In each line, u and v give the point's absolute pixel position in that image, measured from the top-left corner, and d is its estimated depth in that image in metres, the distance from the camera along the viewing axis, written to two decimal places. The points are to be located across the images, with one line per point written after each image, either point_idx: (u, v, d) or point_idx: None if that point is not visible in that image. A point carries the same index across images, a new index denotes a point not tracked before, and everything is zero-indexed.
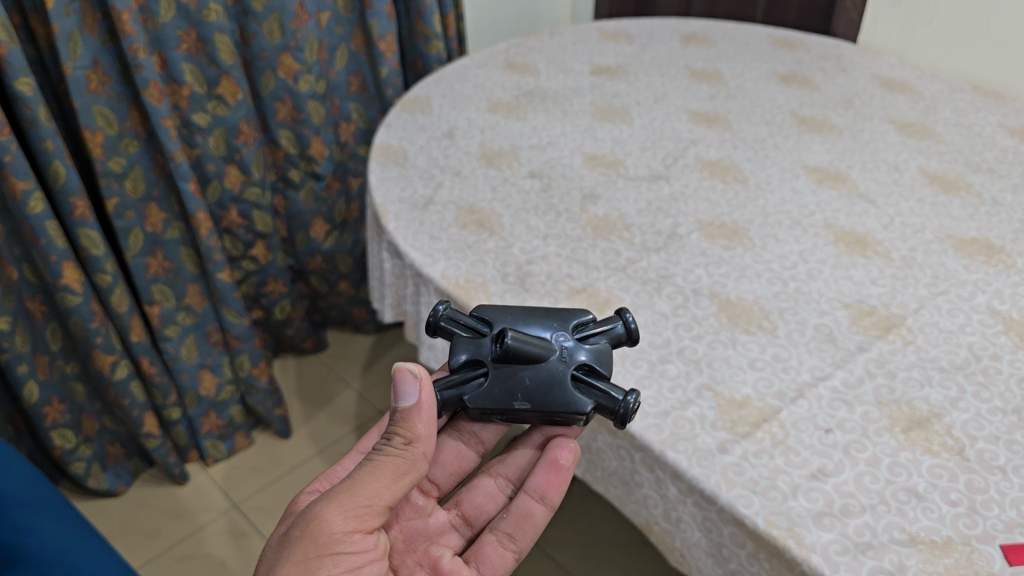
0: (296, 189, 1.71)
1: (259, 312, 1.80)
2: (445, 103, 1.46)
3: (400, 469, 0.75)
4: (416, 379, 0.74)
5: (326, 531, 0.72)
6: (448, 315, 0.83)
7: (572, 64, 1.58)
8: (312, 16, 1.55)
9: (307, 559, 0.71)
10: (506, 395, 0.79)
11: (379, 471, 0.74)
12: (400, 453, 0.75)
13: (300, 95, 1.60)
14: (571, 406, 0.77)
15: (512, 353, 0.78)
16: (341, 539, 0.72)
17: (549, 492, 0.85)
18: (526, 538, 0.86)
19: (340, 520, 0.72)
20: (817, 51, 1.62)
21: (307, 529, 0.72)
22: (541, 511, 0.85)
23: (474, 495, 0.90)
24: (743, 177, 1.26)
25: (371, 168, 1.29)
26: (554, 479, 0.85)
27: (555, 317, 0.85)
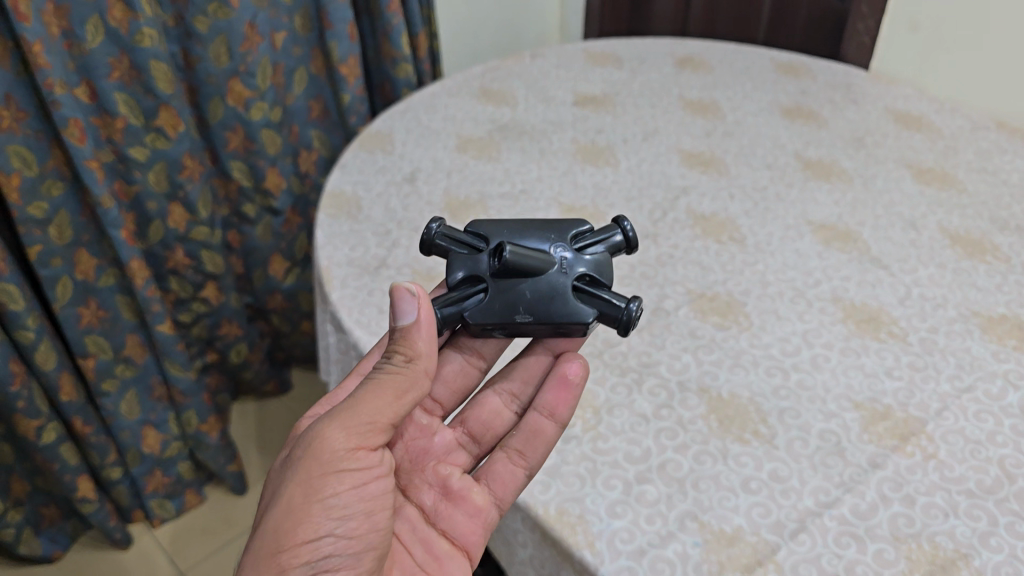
0: (252, 224, 1.58)
1: (213, 355, 1.67)
2: (410, 139, 1.31)
3: (402, 385, 0.70)
4: (414, 295, 0.70)
5: (327, 452, 0.68)
6: (441, 232, 0.81)
7: (554, 92, 1.42)
8: (264, 37, 1.41)
9: (311, 480, 0.68)
10: (507, 308, 0.78)
11: (380, 388, 0.69)
12: (401, 368, 0.70)
13: (253, 123, 1.46)
14: (573, 317, 0.77)
15: (513, 266, 0.76)
16: (343, 460, 0.68)
17: (559, 409, 0.81)
18: (538, 457, 0.80)
19: (342, 438, 0.68)
20: (824, 78, 1.46)
21: (307, 451, 0.68)
22: (552, 425, 0.81)
23: (480, 413, 0.85)
24: (740, 236, 1.11)
25: (321, 219, 1.15)
26: (565, 395, 0.81)
27: (552, 229, 0.83)
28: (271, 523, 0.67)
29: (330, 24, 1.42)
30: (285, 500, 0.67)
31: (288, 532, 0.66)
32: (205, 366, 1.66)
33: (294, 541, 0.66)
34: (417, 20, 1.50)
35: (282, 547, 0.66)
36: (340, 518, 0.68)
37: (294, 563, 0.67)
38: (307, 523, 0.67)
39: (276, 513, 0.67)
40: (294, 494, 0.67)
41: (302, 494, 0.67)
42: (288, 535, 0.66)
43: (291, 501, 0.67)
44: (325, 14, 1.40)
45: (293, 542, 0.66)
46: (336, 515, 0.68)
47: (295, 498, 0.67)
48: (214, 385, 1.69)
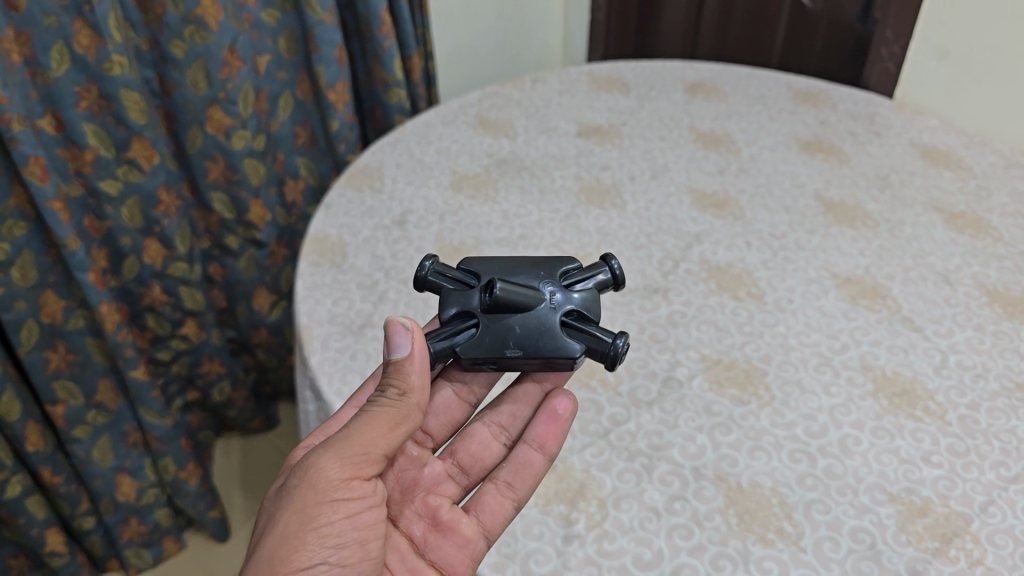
0: (234, 257, 1.48)
1: (194, 393, 1.58)
2: (400, 175, 1.22)
3: (396, 418, 0.69)
4: (408, 329, 0.69)
5: (321, 481, 0.66)
6: (434, 268, 0.79)
7: (556, 122, 1.33)
8: (246, 61, 1.31)
9: (305, 509, 0.65)
10: (497, 342, 0.75)
11: (374, 420, 0.68)
12: (395, 402, 0.69)
13: (234, 153, 1.37)
14: (561, 352, 0.74)
15: (501, 302, 0.75)
16: (336, 490, 0.66)
17: (548, 442, 0.78)
18: (526, 489, 0.77)
19: (337, 468, 0.66)
20: (845, 107, 1.36)
21: (302, 480, 0.66)
22: (541, 459, 0.78)
23: (470, 444, 0.82)
24: (758, 291, 1.02)
25: (302, 268, 1.06)
26: (553, 429, 0.78)
27: (541, 266, 0.81)
28: (264, 551, 0.64)
29: (317, 47, 1.32)
30: (279, 528, 0.65)
31: (281, 561, 0.64)
32: (186, 405, 1.57)
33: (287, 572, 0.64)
34: (411, 42, 1.41)
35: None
36: (334, 548, 0.66)
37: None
38: (300, 553, 0.64)
39: (269, 541, 0.65)
40: (288, 522, 0.65)
41: (297, 522, 0.65)
42: (281, 564, 0.64)
43: (285, 529, 0.65)
44: (312, 37, 1.31)
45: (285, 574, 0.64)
46: (330, 545, 0.66)
47: (289, 527, 0.65)
48: (195, 424, 1.61)
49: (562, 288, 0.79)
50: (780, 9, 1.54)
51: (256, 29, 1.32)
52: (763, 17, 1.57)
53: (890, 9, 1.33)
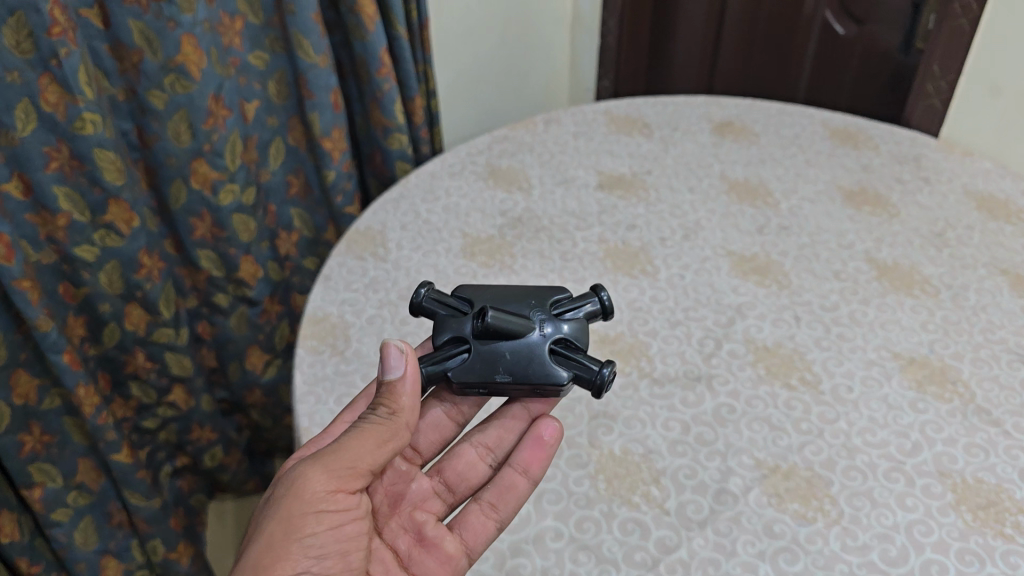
0: (224, 315, 1.36)
1: (184, 459, 1.46)
2: (405, 237, 1.11)
3: (384, 437, 0.68)
4: (405, 353, 0.68)
5: (307, 493, 0.65)
6: (429, 293, 0.77)
7: (574, 172, 1.21)
8: (233, 109, 1.19)
9: (290, 520, 0.64)
10: (488, 367, 0.74)
11: (363, 434, 0.67)
12: (385, 419, 0.68)
13: (222, 209, 1.25)
14: (550, 378, 0.73)
15: (494, 329, 0.73)
16: (322, 503, 0.65)
17: (533, 466, 0.76)
18: (510, 512, 0.76)
19: (324, 480, 0.65)
20: (888, 148, 1.25)
21: (289, 490, 0.65)
22: (525, 481, 0.76)
23: (460, 461, 0.79)
24: (814, 378, 0.91)
25: (300, 358, 0.94)
26: (537, 453, 0.76)
27: (532, 294, 0.80)
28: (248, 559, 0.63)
29: (310, 93, 1.20)
30: (264, 535, 0.64)
31: (265, 567, 0.63)
32: (174, 474, 1.45)
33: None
34: (412, 83, 1.29)
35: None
36: (316, 558, 0.65)
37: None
38: (283, 562, 0.63)
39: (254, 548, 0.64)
40: (272, 530, 0.64)
41: (282, 532, 0.64)
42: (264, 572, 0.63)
43: (270, 536, 0.63)
44: (304, 82, 1.19)
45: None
46: (313, 555, 0.64)
47: (273, 535, 0.64)
48: (186, 489, 1.48)
49: (552, 317, 0.77)
50: (808, 35, 1.45)
51: (243, 73, 1.20)
52: (790, 42, 1.49)
53: (937, 42, 1.21)
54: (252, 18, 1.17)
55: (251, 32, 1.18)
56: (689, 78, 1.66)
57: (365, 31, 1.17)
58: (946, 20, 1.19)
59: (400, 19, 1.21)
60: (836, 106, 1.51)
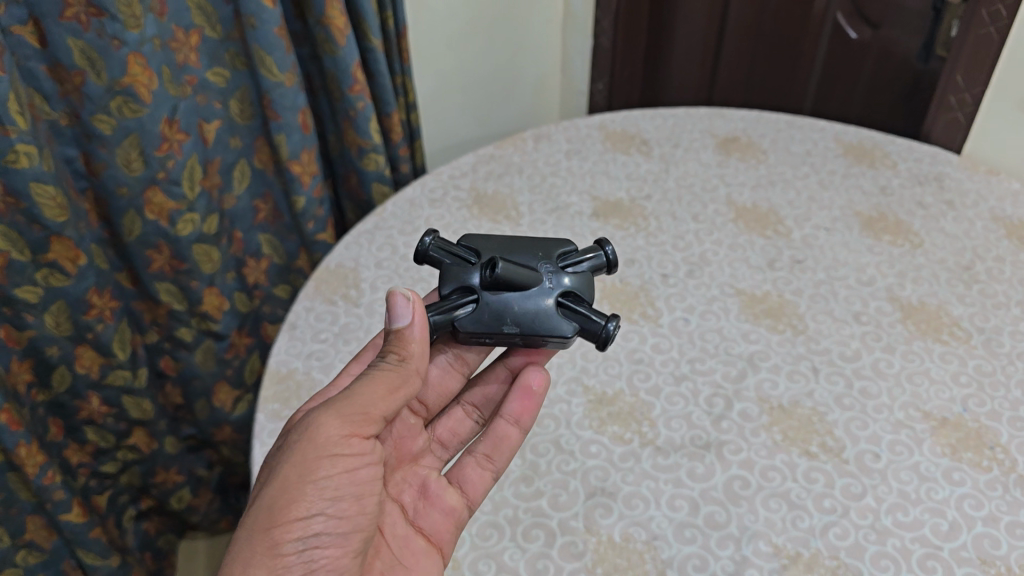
0: (189, 350, 1.25)
1: (149, 502, 1.37)
2: (381, 276, 1.00)
3: (394, 383, 0.65)
4: (414, 301, 0.66)
5: (321, 438, 0.62)
6: (435, 241, 0.75)
7: (566, 197, 1.11)
8: (190, 132, 1.08)
9: (306, 463, 0.61)
10: (495, 317, 0.72)
11: (374, 381, 0.65)
12: (397, 366, 0.66)
13: (181, 240, 1.13)
14: (555, 331, 0.71)
15: (502, 281, 0.71)
16: (335, 447, 0.62)
17: (524, 417, 0.76)
18: (503, 463, 0.75)
19: (337, 425, 0.62)
20: (907, 166, 1.15)
21: (301, 436, 0.62)
22: (517, 433, 0.75)
23: (452, 417, 0.80)
24: (836, 444, 0.81)
25: (262, 427, 0.85)
26: (526, 405, 0.76)
27: (538, 246, 0.77)
28: (263, 504, 0.60)
29: (275, 113, 1.09)
30: (278, 480, 0.61)
31: (281, 510, 0.60)
32: (139, 516, 1.36)
33: (286, 524, 0.59)
34: (390, 98, 1.18)
35: (273, 528, 0.59)
36: (332, 504, 0.62)
37: (282, 550, 0.59)
38: (298, 504, 0.60)
39: (267, 493, 0.60)
40: (288, 474, 0.61)
41: (298, 477, 0.61)
42: (281, 515, 0.59)
43: (284, 480, 0.60)
44: (268, 102, 1.08)
45: (284, 525, 0.59)
46: (328, 499, 0.61)
47: (288, 478, 0.60)
48: (151, 533, 1.40)
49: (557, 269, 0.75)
50: (817, 42, 1.36)
51: (201, 92, 1.09)
52: (796, 51, 1.39)
53: (962, 49, 1.11)
54: (209, 32, 1.06)
55: (208, 46, 1.07)
56: (687, 90, 1.57)
57: (336, 44, 1.06)
58: (970, 28, 1.09)
59: (374, 30, 1.10)
60: (845, 118, 1.42)
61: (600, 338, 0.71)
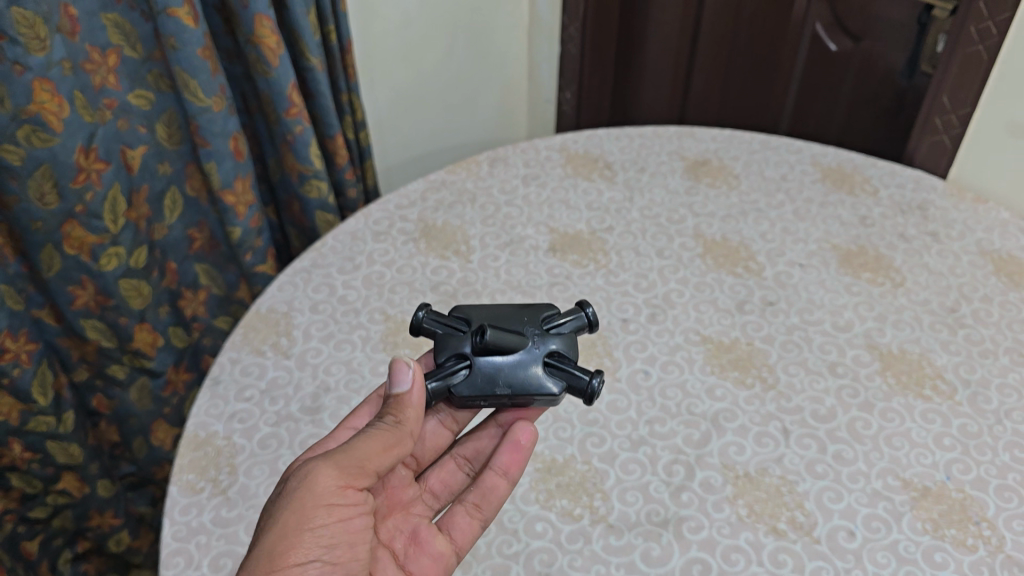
0: (122, 387, 1.15)
1: (86, 543, 1.26)
2: (315, 322, 0.92)
3: (391, 441, 0.62)
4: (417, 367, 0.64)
5: (320, 486, 0.58)
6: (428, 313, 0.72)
7: (521, 229, 1.03)
8: (111, 160, 0.97)
9: (302, 513, 0.57)
10: (487, 380, 0.68)
11: (373, 434, 0.61)
12: (395, 423, 0.63)
13: (106, 276, 1.03)
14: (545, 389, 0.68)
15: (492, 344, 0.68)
16: (333, 497, 0.58)
17: (513, 469, 0.70)
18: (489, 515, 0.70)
19: (335, 474, 0.58)
20: (890, 192, 1.07)
21: (299, 483, 0.58)
22: (506, 485, 0.70)
23: (444, 465, 0.75)
24: (807, 520, 0.74)
25: (173, 503, 0.75)
26: (516, 456, 0.70)
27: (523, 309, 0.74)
28: (260, 550, 0.55)
29: (203, 140, 1.00)
30: (277, 524, 0.56)
31: (280, 557, 0.55)
32: (75, 560, 1.25)
33: (283, 573, 0.55)
34: (333, 120, 1.09)
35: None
36: (328, 555, 0.57)
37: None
38: (295, 552, 0.56)
39: (264, 538, 0.56)
40: (286, 520, 0.56)
41: (297, 526, 0.56)
42: (277, 562, 0.55)
43: (283, 526, 0.56)
44: (195, 128, 0.99)
45: (282, 574, 0.55)
46: (324, 548, 0.57)
47: (287, 524, 0.56)
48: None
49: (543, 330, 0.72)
50: (795, 56, 1.28)
51: (123, 116, 0.98)
52: (773, 65, 1.31)
53: (948, 69, 1.03)
54: (129, 51, 0.96)
55: (129, 66, 0.97)
56: (659, 111, 1.50)
57: (268, 65, 0.97)
58: (958, 46, 1.01)
59: (313, 49, 1.01)
60: (824, 138, 1.34)
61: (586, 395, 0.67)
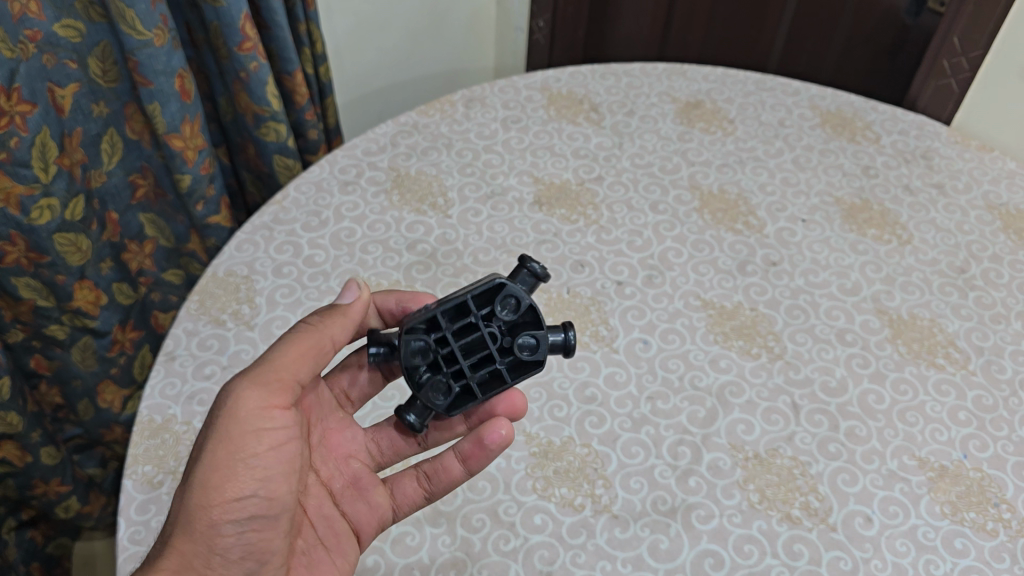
0: (63, 348, 1.02)
1: (31, 512, 1.15)
2: (279, 285, 0.83)
3: (315, 350, 0.58)
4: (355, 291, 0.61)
5: (247, 411, 0.54)
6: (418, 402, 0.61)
7: (503, 179, 0.95)
8: (36, 100, 0.84)
9: (228, 445, 0.53)
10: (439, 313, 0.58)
11: (291, 341, 0.57)
12: (317, 322, 0.59)
13: (39, 230, 0.89)
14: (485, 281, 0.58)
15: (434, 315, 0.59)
16: (262, 420, 0.55)
17: (474, 460, 0.62)
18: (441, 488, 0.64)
19: (263, 396, 0.55)
20: (893, 141, 1.03)
21: (225, 407, 0.54)
22: (462, 471, 0.63)
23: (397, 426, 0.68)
24: (821, 506, 0.68)
25: (128, 501, 0.67)
26: (480, 450, 0.62)
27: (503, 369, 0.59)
28: (191, 483, 0.52)
29: (144, 79, 0.88)
30: (206, 453, 0.53)
31: (212, 489, 0.52)
32: (20, 528, 1.14)
33: (214, 504, 0.52)
34: (292, 54, 0.98)
35: (199, 509, 0.52)
36: (265, 491, 0.54)
37: (209, 532, 0.52)
38: (228, 484, 0.52)
39: (194, 466, 0.53)
40: (215, 450, 0.53)
41: (230, 459, 0.53)
42: (209, 491, 0.52)
43: (213, 457, 0.53)
44: (134, 65, 0.87)
45: (214, 504, 0.52)
46: (259, 481, 0.54)
47: (218, 454, 0.53)
48: (36, 549, 1.18)
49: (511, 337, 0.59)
50: (784, 2, 1.25)
51: (49, 50, 0.85)
52: (761, 11, 1.28)
53: (961, 8, 0.99)
54: None
55: None
56: (636, 44, 1.40)
57: None
58: None
59: None
60: (815, 78, 1.34)
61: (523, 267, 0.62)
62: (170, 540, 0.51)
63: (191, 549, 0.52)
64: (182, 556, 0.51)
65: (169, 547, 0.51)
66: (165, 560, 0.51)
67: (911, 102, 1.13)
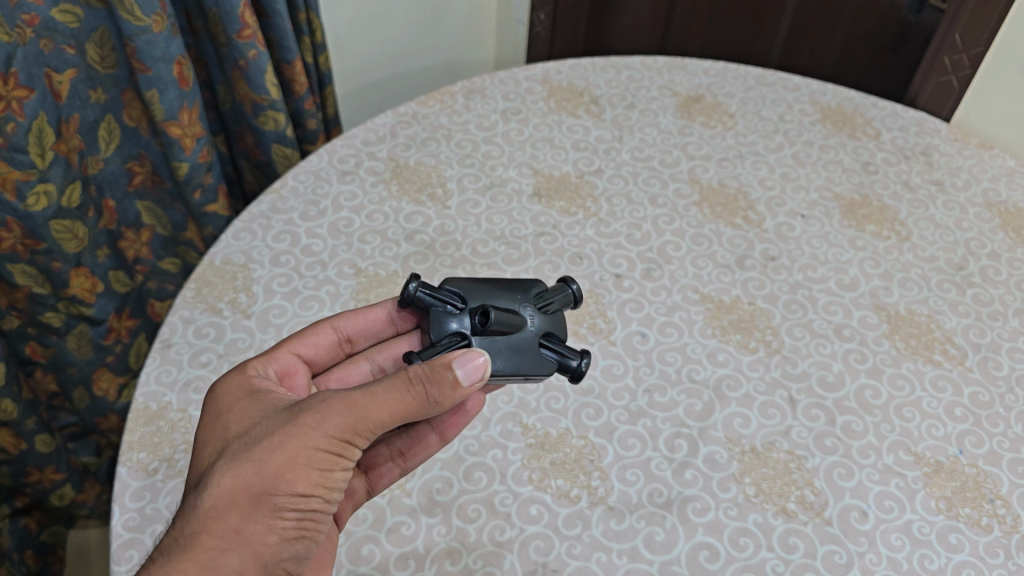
0: (59, 335, 1.01)
1: (25, 500, 1.14)
2: (276, 273, 0.82)
3: (414, 413, 0.51)
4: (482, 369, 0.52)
5: (334, 429, 0.49)
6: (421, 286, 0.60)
7: (502, 171, 0.95)
8: (32, 85, 0.83)
9: (308, 451, 0.49)
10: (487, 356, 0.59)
11: (402, 394, 0.50)
12: (432, 397, 0.51)
13: (34, 216, 0.89)
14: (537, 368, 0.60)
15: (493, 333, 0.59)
16: (344, 446, 0.50)
17: (450, 430, 0.64)
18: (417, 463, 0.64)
19: (353, 426, 0.49)
20: (892, 137, 1.03)
21: (318, 418, 0.49)
22: (437, 442, 0.64)
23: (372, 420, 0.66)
24: (817, 500, 0.68)
25: (123, 488, 0.67)
26: (458, 418, 0.63)
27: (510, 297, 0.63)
28: (262, 471, 0.48)
29: (142, 65, 0.87)
30: (286, 448, 0.48)
31: (281, 485, 0.48)
32: (14, 516, 1.13)
33: (281, 499, 0.48)
34: (290, 43, 0.98)
35: (266, 500, 0.48)
36: (327, 495, 0.50)
37: (274, 524, 0.48)
38: (299, 485, 0.48)
39: (270, 456, 0.48)
40: (294, 449, 0.48)
41: (305, 465, 0.48)
42: (278, 488, 0.48)
43: (292, 455, 0.48)
44: (132, 51, 0.86)
45: (280, 501, 0.48)
46: (324, 488, 0.50)
47: (296, 454, 0.48)
48: (29, 537, 1.17)
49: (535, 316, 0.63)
50: None
51: (46, 35, 0.84)
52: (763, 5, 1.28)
53: (962, 6, 0.99)
54: None
55: None
56: (637, 37, 1.39)
57: None
58: None
59: None
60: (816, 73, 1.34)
61: (570, 358, 0.60)
62: (220, 513, 0.47)
63: (251, 529, 0.48)
64: (241, 536, 0.47)
65: (220, 521, 0.47)
66: (210, 532, 0.47)
67: (912, 99, 1.13)
